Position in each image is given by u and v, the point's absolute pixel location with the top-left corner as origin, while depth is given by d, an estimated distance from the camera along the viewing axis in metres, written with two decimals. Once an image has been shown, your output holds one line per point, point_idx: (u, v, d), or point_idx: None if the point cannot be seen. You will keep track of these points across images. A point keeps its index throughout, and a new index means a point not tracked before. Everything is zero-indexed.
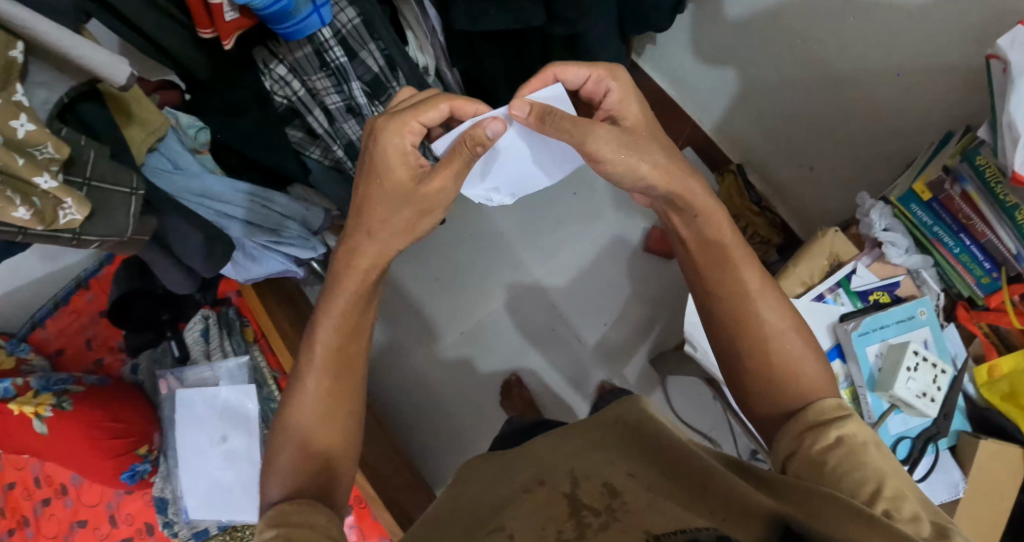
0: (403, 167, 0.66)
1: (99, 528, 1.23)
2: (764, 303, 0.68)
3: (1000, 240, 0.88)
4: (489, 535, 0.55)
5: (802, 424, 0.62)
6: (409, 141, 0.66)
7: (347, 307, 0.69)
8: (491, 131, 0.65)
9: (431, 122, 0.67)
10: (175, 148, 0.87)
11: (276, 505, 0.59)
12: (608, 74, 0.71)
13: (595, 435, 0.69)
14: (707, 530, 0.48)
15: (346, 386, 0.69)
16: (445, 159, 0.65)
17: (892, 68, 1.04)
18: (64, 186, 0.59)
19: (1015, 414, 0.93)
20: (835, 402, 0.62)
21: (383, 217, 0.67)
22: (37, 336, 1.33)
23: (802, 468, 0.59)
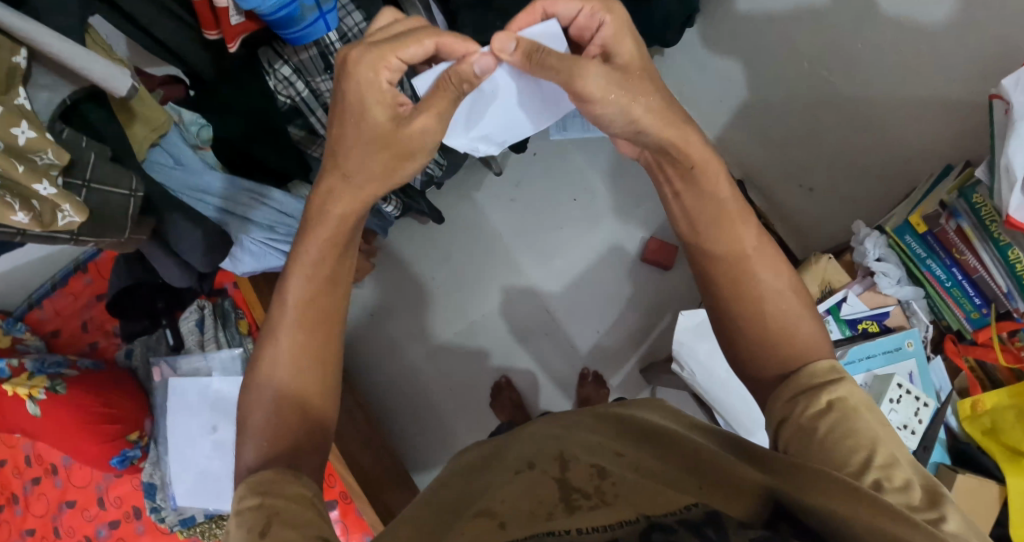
0: (380, 107, 0.58)
1: (88, 510, 1.25)
2: (763, 264, 0.61)
3: (991, 277, 0.89)
4: (474, 520, 0.50)
5: (794, 389, 0.56)
6: (386, 78, 0.57)
7: (320, 257, 0.60)
8: (479, 68, 0.60)
9: (413, 60, 0.58)
10: (177, 145, 0.88)
11: (254, 474, 0.50)
12: (602, 7, 0.60)
13: (574, 418, 0.65)
14: (695, 509, 0.46)
15: (329, 350, 0.60)
16: (430, 98, 0.59)
17: (895, 98, 1.05)
18: (62, 193, 0.62)
19: (996, 450, 0.94)
20: (827, 364, 0.56)
21: (359, 160, 0.59)
22: (33, 317, 1.34)
23: (793, 438, 0.53)
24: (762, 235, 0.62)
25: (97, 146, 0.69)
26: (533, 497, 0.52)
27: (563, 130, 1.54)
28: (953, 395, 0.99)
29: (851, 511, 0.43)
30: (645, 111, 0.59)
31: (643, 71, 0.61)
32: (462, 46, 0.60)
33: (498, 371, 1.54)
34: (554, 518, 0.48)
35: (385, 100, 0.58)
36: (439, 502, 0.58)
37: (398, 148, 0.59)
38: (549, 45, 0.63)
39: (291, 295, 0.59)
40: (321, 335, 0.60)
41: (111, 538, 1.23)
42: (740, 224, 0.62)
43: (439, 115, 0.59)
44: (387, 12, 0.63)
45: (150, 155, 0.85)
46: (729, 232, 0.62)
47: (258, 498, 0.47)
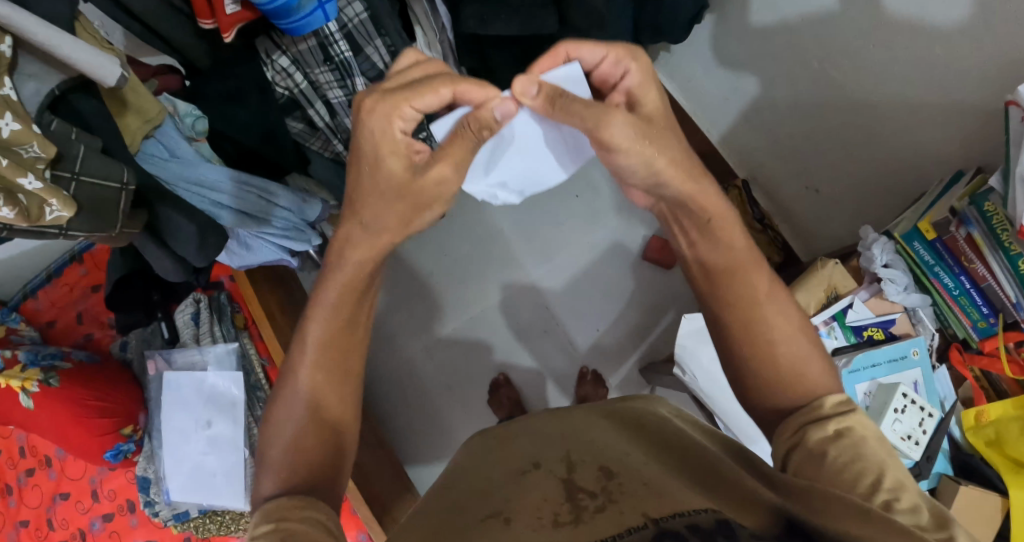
0: (394, 157, 0.60)
1: (82, 502, 1.24)
2: (774, 308, 0.62)
3: (999, 286, 0.88)
4: (483, 522, 0.57)
5: (801, 419, 0.58)
6: (401, 128, 0.59)
7: (339, 298, 0.64)
8: (500, 113, 0.63)
9: (428, 108, 0.59)
10: (172, 136, 0.83)
11: (272, 500, 0.53)
12: (628, 55, 0.62)
13: (583, 428, 0.72)
14: (705, 512, 0.49)
15: (350, 387, 0.65)
16: (447, 146, 0.61)
17: (905, 100, 1.04)
18: (50, 188, 0.62)
19: (998, 461, 0.94)
20: (835, 398, 0.58)
21: (373, 211, 0.62)
22: (29, 307, 1.32)
23: (801, 463, 0.55)
24: (775, 284, 0.64)
25: (88, 137, 0.68)
26: (540, 495, 0.59)
27: None
28: (957, 405, 0.99)
29: (852, 528, 0.44)
30: (668, 162, 0.59)
31: (667, 123, 0.62)
32: (481, 93, 0.62)
33: (497, 367, 1.53)
34: (561, 523, 0.54)
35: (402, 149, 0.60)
36: (446, 514, 0.62)
37: (415, 194, 0.62)
38: (571, 90, 0.64)
39: (310, 335, 0.63)
40: (339, 371, 0.64)
41: (104, 532, 1.23)
42: (752, 272, 0.63)
43: (455, 162, 0.61)
44: (408, 52, 0.63)
45: (143, 148, 0.81)
46: (743, 274, 0.63)
47: (272, 524, 0.50)
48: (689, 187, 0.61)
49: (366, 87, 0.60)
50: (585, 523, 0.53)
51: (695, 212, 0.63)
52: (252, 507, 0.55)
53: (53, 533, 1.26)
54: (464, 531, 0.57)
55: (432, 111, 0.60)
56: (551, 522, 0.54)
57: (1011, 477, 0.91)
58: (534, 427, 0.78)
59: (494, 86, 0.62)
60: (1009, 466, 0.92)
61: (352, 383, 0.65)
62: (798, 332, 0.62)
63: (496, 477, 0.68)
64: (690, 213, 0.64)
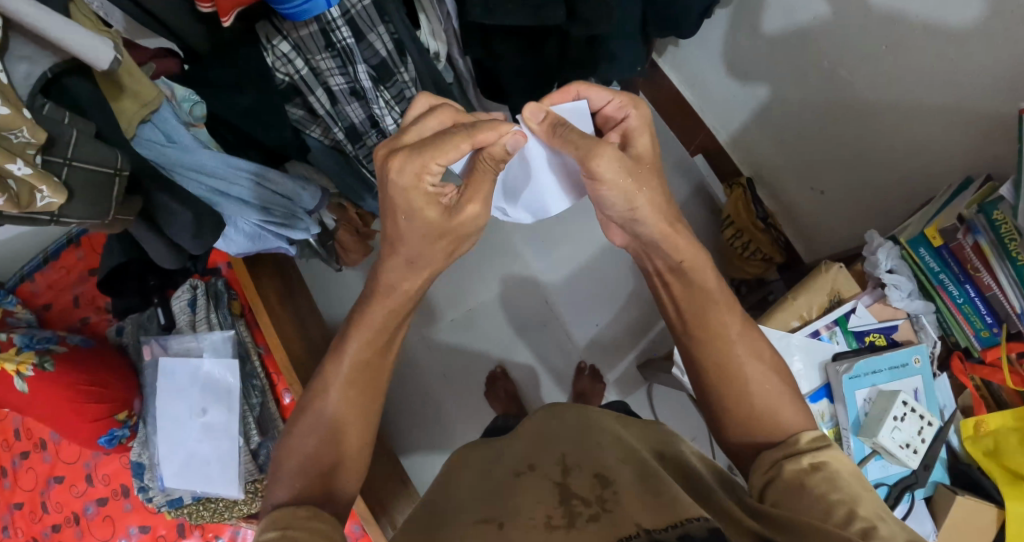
0: (428, 205, 0.63)
1: (76, 486, 1.24)
2: (742, 348, 0.70)
3: (1005, 296, 0.88)
4: (479, 527, 0.57)
5: (779, 454, 0.63)
6: (431, 183, 0.62)
7: (382, 323, 0.71)
8: (511, 145, 0.65)
9: (453, 161, 0.61)
10: (171, 121, 0.81)
11: (274, 510, 0.58)
12: (631, 103, 0.69)
13: (577, 431, 0.72)
14: (699, 522, 0.51)
15: (369, 399, 0.70)
16: (470, 183, 0.66)
17: (915, 103, 1.02)
18: (39, 174, 0.61)
19: (995, 471, 0.94)
20: (811, 435, 0.64)
21: (416, 250, 0.68)
22: (25, 289, 1.32)
23: (781, 494, 0.59)
24: (748, 323, 0.71)
25: (82, 122, 0.67)
26: (533, 500, 0.59)
27: None
28: (956, 414, 0.99)
29: None
30: (646, 202, 0.65)
31: (653, 164, 0.68)
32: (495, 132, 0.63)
33: (493, 360, 1.52)
34: (555, 526, 0.54)
35: (436, 199, 0.64)
36: (444, 521, 0.62)
37: (453, 228, 0.67)
38: (575, 123, 0.71)
39: (348, 354, 0.70)
40: (357, 386, 0.70)
41: (98, 516, 1.23)
42: (725, 313, 0.71)
43: (482, 197, 0.67)
44: (421, 98, 0.68)
45: (139, 132, 0.79)
46: (726, 315, 0.70)
47: (279, 531, 0.54)
48: (662, 226, 0.67)
49: (389, 143, 0.62)
50: (578, 529, 0.54)
51: (670, 255, 0.69)
52: (262, 513, 0.60)
53: (47, 516, 1.26)
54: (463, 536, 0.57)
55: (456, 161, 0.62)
56: (545, 524, 0.55)
57: (1007, 489, 0.92)
58: (530, 427, 0.78)
59: (506, 123, 0.64)
60: (1005, 475, 0.93)
61: (363, 395, 0.70)
62: (769, 371, 0.69)
63: (492, 477, 0.68)
64: (673, 257, 0.70)
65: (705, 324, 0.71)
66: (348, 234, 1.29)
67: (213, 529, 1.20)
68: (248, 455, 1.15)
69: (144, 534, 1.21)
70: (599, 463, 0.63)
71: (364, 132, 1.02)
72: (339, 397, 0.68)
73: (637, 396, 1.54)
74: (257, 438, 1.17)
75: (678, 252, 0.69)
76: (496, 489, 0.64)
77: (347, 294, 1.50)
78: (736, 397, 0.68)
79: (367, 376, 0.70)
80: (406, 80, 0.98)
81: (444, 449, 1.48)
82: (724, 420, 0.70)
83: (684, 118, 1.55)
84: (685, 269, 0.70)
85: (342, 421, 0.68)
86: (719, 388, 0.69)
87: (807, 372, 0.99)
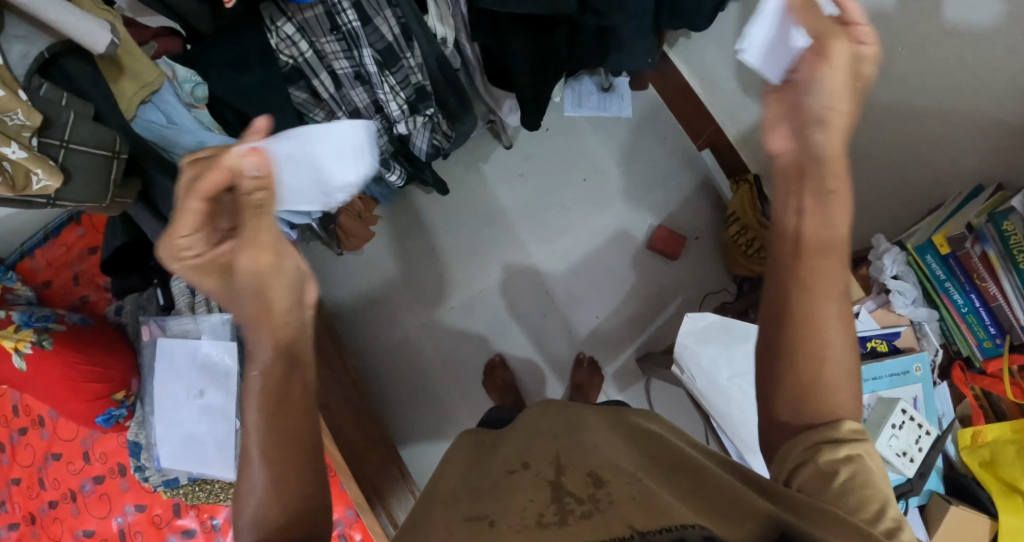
0: (209, 268, 0.60)
1: (73, 464, 1.25)
2: None
3: (1010, 307, 0.87)
4: (472, 522, 0.57)
5: (813, 438, 0.53)
6: (192, 256, 0.58)
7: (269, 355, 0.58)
8: (252, 169, 0.55)
9: (191, 220, 0.56)
10: (172, 102, 0.79)
11: None
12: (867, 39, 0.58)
13: (566, 433, 0.72)
14: (693, 528, 0.49)
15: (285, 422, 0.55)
16: (247, 228, 0.59)
17: (928, 107, 1.01)
18: (34, 157, 0.59)
19: (992, 484, 0.94)
20: (853, 426, 0.53)
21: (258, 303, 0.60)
22: (25, 266, 1.32)
23: (810, 482, 0.52)
24: None
25: (80, 104, 0.66)
26: (525, 496, 0.59)
27: (578, 107, 1.56)
28: (955, 423, 1.00)
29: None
30: None
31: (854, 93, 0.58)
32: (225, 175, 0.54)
33: (491, 348, 1.51)
34: (546, 523, 0.54)
35: (216, 265, 0.60)
36: (455, 508, 0.62)
37: (259, 283, 0.60)
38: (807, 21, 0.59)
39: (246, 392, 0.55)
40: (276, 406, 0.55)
41: (95, 493, 1.24)
42: None
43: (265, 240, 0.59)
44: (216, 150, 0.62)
45: (139, 114, 0.77)
46: None
47: None
48: None
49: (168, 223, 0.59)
50: (570, 526, 0.54)
51: None
52: None
53: (44, 492, 1.27)
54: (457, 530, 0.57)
55: (197, 220, 0.56)
56: (536, 523, 0.55)
57: (1002, 501, 0.92)
58: (526, 423, 0.79)
59: (221, 154, 0.54)
60: (1001, 488, 0.93)
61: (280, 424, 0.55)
62: None
63: (488, 475, 0.68)
64: None
65: (812, 319, 0.54)
66: (351, 221, 1.28)
67: (208, 510, 1.21)
68: None
69: (140, 512, 1.22)
70: (594, 465, 0.63)
71: (368, 117, 1.00)
72: (257, 440, 0.53)
73: (636, 390, 1.52)
74: None
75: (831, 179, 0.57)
76: (489, 488, 0.64)
77: (349, 280, 1.50)
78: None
79: (285, 399, 0.56)
80: (411, 65, 0.97)
81: (440, 437, 1.47)
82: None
83: (693, 112, 1.54)
84: (832, 200, 0.57)
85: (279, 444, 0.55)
86: (775, 381, 0.55)
87: None
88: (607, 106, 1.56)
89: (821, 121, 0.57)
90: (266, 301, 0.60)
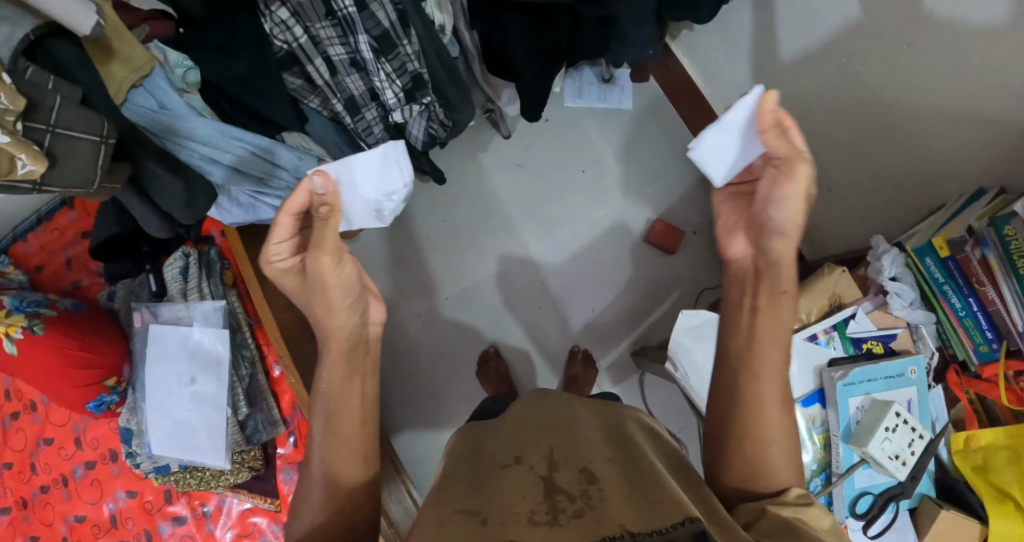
0: (290, 276, 0.69)
1: (65, 449, 1.25)
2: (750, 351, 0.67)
3: (1007, 312, 0.87)
4: (462, 517, 0.56)
5: (762, 502, 0.63)
6: (280, 262, 0.68)
7: (344, 363, 0.68)
8: (320, 186, 0.61)
9: (280, 232, 0.65)
10: (162, 87, 0.78)
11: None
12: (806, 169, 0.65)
13: (556, 429, 0.72)
14: (684, 527, 0.50)
15: (350, 418, 0.67)
16: (322, 241, 0.64)
17: (931, 107, 1.00)
18: (17, 142, 0.57)
19: (982, 488, 0.94)
20: (797, 493, 0.63)
21: (331, 306, 0.68)
22: (17, 250, 1.30)
23: (768, 525, 0.58)
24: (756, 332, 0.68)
25: (67, 87, 0.65)
26: (519, 492, 0.58)
27: (578, 97, 1.54)
28: (949, 427, 1.00)
29: None
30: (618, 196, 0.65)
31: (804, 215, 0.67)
32: (302, 195, 0.63)
33: (486, 340, 1.50)
34: (538, 522, 0.53)
35: (297, 271, 0.69)
36: (457, 495, 0.62)
37: (322, 285, 0.66)
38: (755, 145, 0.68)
39: (321, 386, 0.68)
40: (343, 405, 0.67)
41: (86, 479, 1.24)
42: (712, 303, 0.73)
43: (330, 245, 0.64)
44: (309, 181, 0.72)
45: (130, 98, 0.76)
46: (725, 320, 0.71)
47: None
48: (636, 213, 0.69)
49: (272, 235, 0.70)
50: (562, 525, 0.53)
51: None
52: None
53: (36, 477, 1.27)
54: (449, 519, 0.57)
55: (285, 232, 0.65)
56: (528, 519, 0.54)
57: (992, 506, 0.92)
58: (520, 414, 0.79)
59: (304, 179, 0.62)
60: (991, 493, 0.93)
61: (348, 419, 0.67)
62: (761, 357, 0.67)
63: (479, 468, 0.68)
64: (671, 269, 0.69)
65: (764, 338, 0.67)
66: None
67: (199, 497, 1.21)
68: (236, 427, 1.14)
69: (131, 498, 1.22)
70: (590, 461, 0.63)
71: (363, 104, 0.98)
72: (320, 434, 0.66)
73: (629, 384, 1.51)
74: (245, 410, 1.17)
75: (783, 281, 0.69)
76: (480, 482, 0.63)
77: None
78: (750, 398, 0.67)
79: (345, 409, 0.67)
80: (408, 53, 0.95)
81: (432, 427, 1.47)
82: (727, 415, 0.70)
83: (694, 106, 1.53)
84: (784, 298, 0.68)
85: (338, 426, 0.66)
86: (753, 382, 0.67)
87: (803, 375, 0.99)
88: (607, 97, 1.55)
89: (781, 232, 0.67)
90: (332, 304, 0.67)
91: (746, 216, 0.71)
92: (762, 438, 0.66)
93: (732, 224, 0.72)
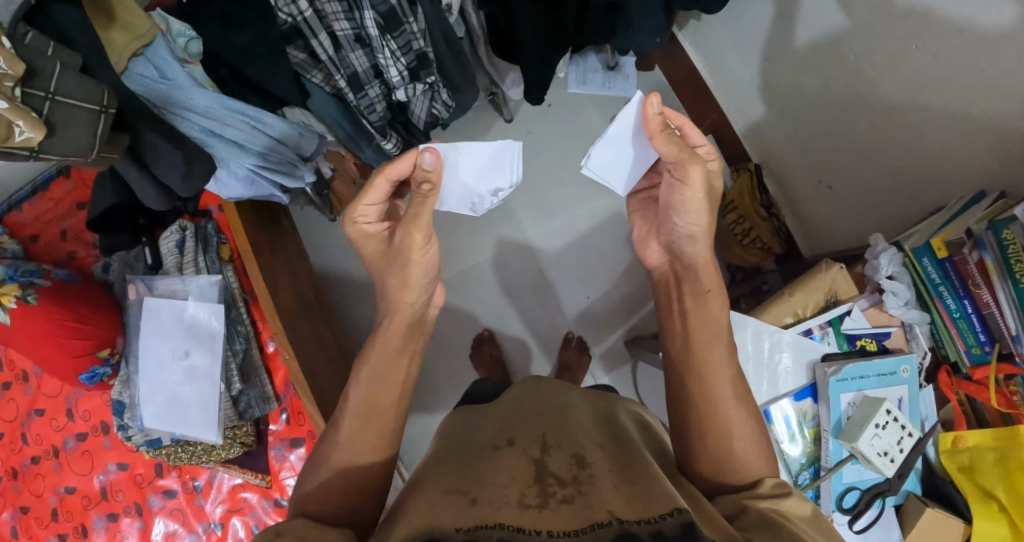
0: (371, 242, 0.73)
1: (56, 420, 1.24)
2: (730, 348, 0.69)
3: (1002, 316, 0.88)
4: (452, 496, 0.56)
5: (740, 495, 0.64)
6: (368, 225, 0.72)
7: (402, 341, 0.72)
8: (428, 162, 0.65)
9: (374, 198, 0.69)
10: (164, 57, 0.76)
11: (306, 491, 0.67)
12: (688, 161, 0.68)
13: (552, 415, 0.72)
14: (672, 518, 0.50)
15: (387, 389, 0.71)
16: (417, 216, 0.67)
17: (935, 109, 1.00)
18: (15, 107, 0.56)
19: (967, 487, 0.97)
20: (772, 483, 0.64)
21: (406, 282, 0.71)
22: (12, 219, 1.29)
23: (749, 519, 0.59)
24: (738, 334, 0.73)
25: (67, 54, 0.63)
26: (509, 475, 0.58)
27: (582, 84, 1.51)
28: (937, 427, 1.01)
29: None
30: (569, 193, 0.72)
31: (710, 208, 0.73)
32: (407, 162, 0.67)
33: (481, 324, 1.50)
34: (527, 505, 0.53)
35: (379, 238, 0.73)
36: (451, 473, 0.62)
37: (406, 260, 0.70)
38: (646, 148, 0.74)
39: (375, 353, 0.72)
40: (387, 377, 0.71)
41: (77, 451, 1.23)
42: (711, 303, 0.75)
43: (423, 224, 0.68)
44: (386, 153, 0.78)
45: (131, 66, 0.74)
46: (719, 317, 0.74)
47: (307, 514, 0.64)
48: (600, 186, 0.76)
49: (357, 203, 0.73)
50: (550, 509, 0.53)
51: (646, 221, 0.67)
52: (295, 497, 0.67)
53: (27, 447, 1.26)
54: (441, 497, 0.57)
55: (379, 198, 0.70)
56: (518, 502, 0.54)
57: (976, 504, 0.95)
58: (513, 397, 0.79)
59: (413, 148, 0.67)
60: (976, 492, 0.96)
61: (392, 385, 0.71)
62: None
63: (470, 449, 0.68)
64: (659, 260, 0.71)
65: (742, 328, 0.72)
66: (345, 186, 1.22)
67: (190, 471, 1.21)
68: (228, 402, 1.14)
69: (122, 471, 1.22)
70: (583, 448, 0.63)
71: (367, 82, 0.96)
72: (357, 400, 0.70)
73: (622, 372, 1.52)
74: (238, 385, 1.16)
75: (705, 281, 0.75)
76: (473, 462, 0.64)
77: (343, 248, 1.47)
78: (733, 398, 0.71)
79: (391, 378, 0.71)
80: (414, 31, 0.94)
81: (423, 407, 1.47)
82: (723, 405, 0.70)
83: (698, 98, 1.53)
84: (707, 298, 0.74)
85: (376, 398, 0.70)
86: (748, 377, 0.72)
87: (796, 370, 1.00)
88: (611, 84, 1.53)
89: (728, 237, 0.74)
90: (408, 280, 0.71)
91: (655, 226, 0.80)
92: (744, 433, 0.69)
93: (645, 234, 0.82)
